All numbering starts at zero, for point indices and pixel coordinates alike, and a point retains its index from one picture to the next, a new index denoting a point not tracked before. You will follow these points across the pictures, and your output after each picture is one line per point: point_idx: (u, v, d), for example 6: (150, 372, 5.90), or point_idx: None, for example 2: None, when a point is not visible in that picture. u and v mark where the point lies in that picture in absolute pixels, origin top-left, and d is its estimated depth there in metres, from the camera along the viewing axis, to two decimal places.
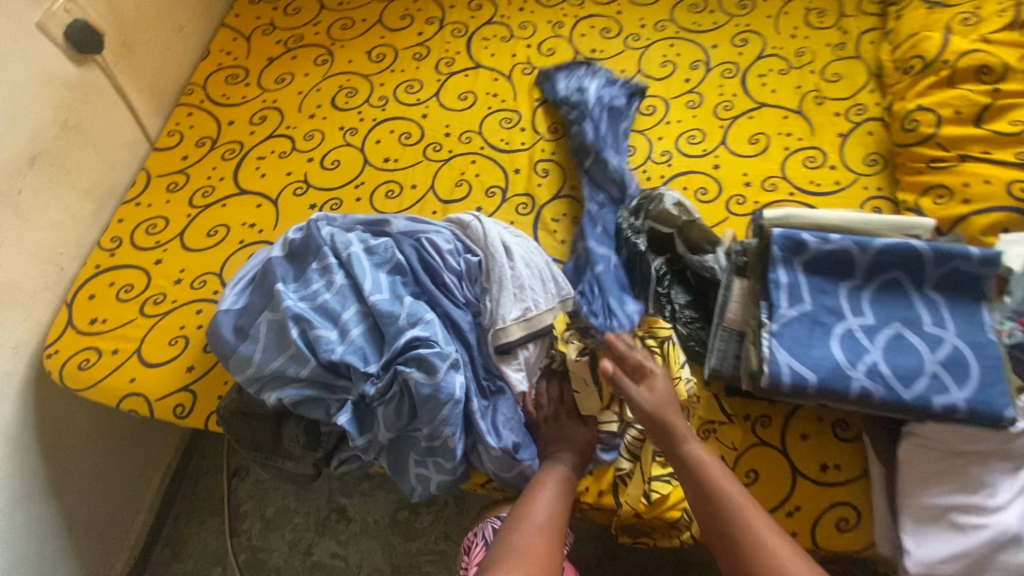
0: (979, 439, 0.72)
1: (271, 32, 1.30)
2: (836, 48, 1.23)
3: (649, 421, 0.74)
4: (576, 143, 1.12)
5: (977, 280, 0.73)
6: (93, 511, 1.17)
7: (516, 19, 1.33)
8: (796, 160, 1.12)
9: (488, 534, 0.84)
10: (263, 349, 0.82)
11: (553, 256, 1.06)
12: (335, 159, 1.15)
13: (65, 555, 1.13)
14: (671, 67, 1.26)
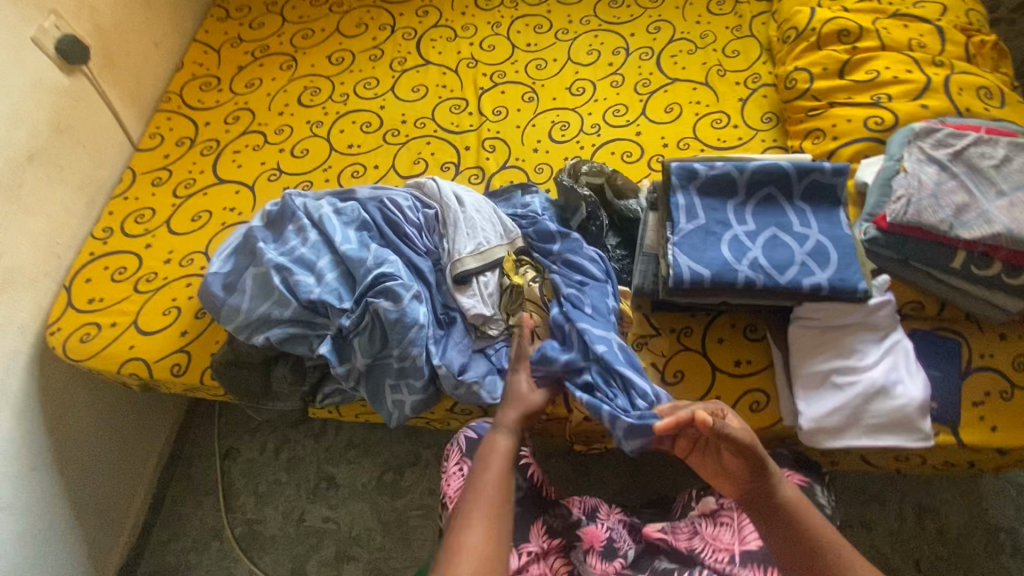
0: (848, 313, 0.87)
1: (239, 44, 1.45)
2: (734, 29, 1.42)
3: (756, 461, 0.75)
4: (534, 234, 1.05)
5: (833, 188, 0.91)
6: (88, 483, 1.28)
7: (459, 21, 1.50)
8: (705, 123, 1.30)
9: (462, 443, 0.92)
10: (250, 298, 0.95)
11: None
12: (304, 148, 1.29)
13: (64, 521, 1.25)
14: (596, 55, 1.45)
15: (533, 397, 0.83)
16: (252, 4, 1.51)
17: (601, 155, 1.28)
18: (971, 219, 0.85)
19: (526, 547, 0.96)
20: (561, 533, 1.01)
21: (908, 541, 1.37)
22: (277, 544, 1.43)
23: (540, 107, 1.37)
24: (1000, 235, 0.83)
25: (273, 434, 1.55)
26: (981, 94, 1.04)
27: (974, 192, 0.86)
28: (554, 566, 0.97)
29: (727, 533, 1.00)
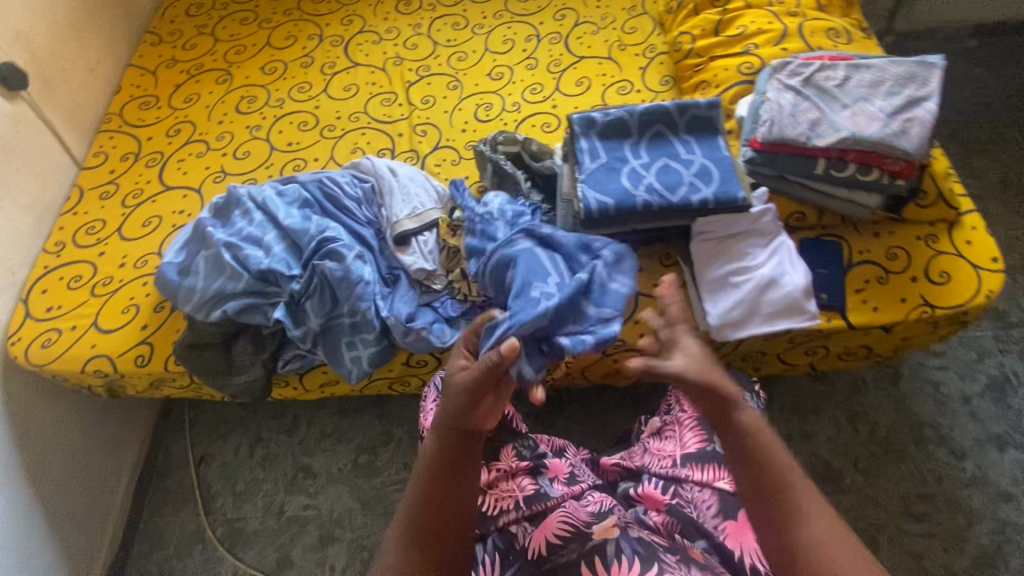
0: (737, 222, 1.01)
1: (173, 64, 1.54)
2: (630, 9, 1.58)
3: (699, 386, 0.74)
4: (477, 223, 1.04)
5: (711, 120, 1.06)
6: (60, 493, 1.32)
7: (383, 26, 1.62)
8: (612, 91, 1.44)
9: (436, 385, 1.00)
10: (204, 278, 1.03)
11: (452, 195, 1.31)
12: (246, 150, 1.38)
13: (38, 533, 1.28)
14: (510, 44, 1.58)
15: (461, 387, 0.70)
16: (184, 29, 1.61)
17: (523, 128, 1.40)
18: (824, 129, 1.00)
19: (496, 466, 1.01)
20: (530, 459, 1.02)
21: (844, 445, 1.51)
22: (260, 537, 1.47)
23: (464, 93, 1.49)
24: (846, 140, 0.98)
25: (246, 435, 1.58)
26: (830, 34, 1.22)
27: (823, 108, 1.01)
28: (523, 484, 0.97)
29: (670, 446, 1.06)
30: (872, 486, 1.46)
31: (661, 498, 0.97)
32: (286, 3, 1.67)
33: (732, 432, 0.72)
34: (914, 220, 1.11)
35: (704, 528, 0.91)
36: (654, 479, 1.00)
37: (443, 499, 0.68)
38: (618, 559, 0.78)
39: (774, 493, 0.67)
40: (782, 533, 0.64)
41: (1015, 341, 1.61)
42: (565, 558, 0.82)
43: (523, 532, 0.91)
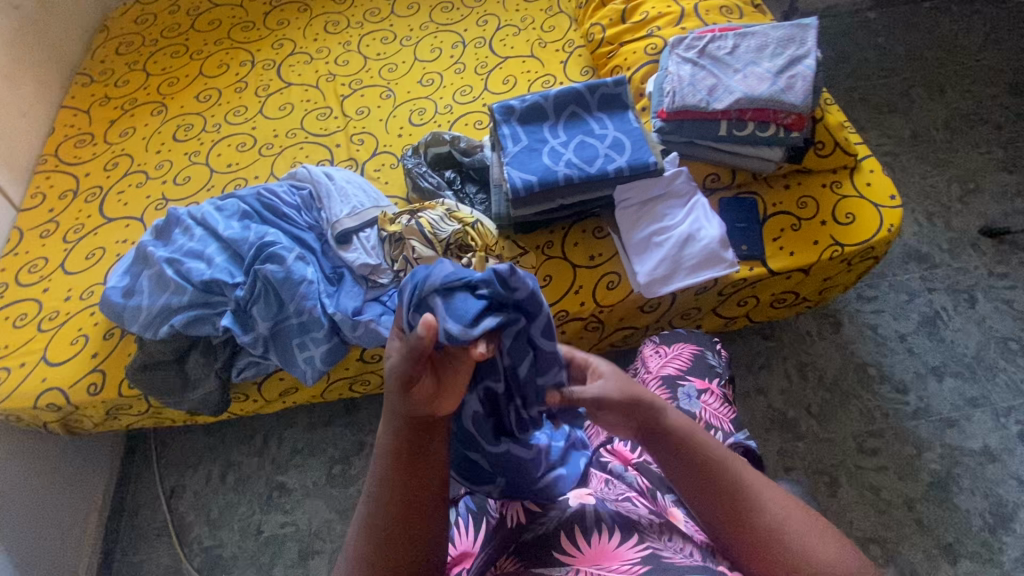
0: (652, 188, 1.09)
1: (107, 102, 1.58)
2: (548, 10, 1.66)
3: (626, 409, 0.65)
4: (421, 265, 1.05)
5: (619, 96, 1.14)
6: (24, 538, 1.30)
7: (313, 46, 1.68)
8: (537, 86, 1.50)
9: None
10: (149, 296, 1.05)
11: (394, 197, 1.35)
12: (186, 176, 1.40)
13: None
14: (438, 52, 1.64)
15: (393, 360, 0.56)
16: (114, 67, 1.66)
17: (457, 128, 1.46)
18: (720, 94, 1.09)
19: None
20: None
21: (799, 393, 1.58)
22: (238, 561, 1.45)
23: (397, 101, 1.54)
24: (741, 100, 1.07)
25: (216, 461, 1.56)
26: (724, 12, 1.34)
27: (718, 75, 1.11)
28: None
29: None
30: (827, 429, 1.53)
31: (632, 456, 0.83)
32: (217, 34, 1.72)
33: (676, 448, 0.64)
34: (818, 169, 1.20)
35: (674, 484, 0.80)
36: (624, 438, 0.87)
37: (409, 510, 0.58)
38: (598, 530, 0.68)
39: (736, 499, 0.62)
40: (752, 535, 0.61)
41: (942, 279, 1.71)
42: (542, 530, 0.70)
43: (496, 500, 0.79)
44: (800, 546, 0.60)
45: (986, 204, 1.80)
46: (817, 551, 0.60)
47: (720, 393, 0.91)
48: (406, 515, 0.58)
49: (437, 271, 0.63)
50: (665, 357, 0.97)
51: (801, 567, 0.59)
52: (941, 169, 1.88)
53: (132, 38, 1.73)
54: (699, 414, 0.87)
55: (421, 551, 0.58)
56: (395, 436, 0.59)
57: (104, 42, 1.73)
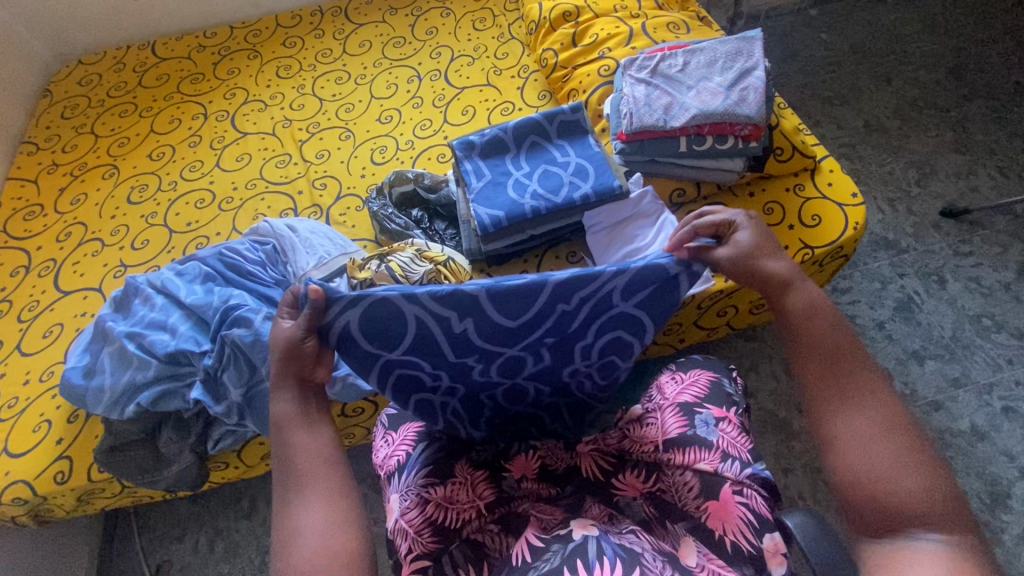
0: (620, 209, 1.09)
1: (54, 169, 1.53)
2: (499, 37, 1.66)
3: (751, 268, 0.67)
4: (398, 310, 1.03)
5: (578, 122, 1.14)
6: None
7: (267, 92, 1.65)
8: (497, 113, 1.49)
9: (382, 422, 0.95)
10: (111, 375, 1.00)
11: (364, 240, 1.33)
12: (144, 240, 1.35)
13: None
14: (394, 88, 1.62)
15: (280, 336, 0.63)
16: (60, 132, 1.61)
17: (420, 164, 1.44)
18: (677, 112, 1.09)
19: (451, 479, 0.81)
20: (486, 464, 0.84)
21: None
22: None
23: (358, 141, 1.52)
24: (697, 116, 1.08)
25: (202, 530, 1.48)
26: (671, 28, 1.36)
27: (672, 93, 1.12)
28: (483, 490, 0.80)
29: (652, 429, 0.85)
30: None
31: (643, 486, 0.80)
32: (166, 88, 1.68)
33: (795, 318, 0.64)
34: (779, 174, 1.21)
35: (687, 512, 0.77)
36: (638, 465, 0.82)
37: (310, 465, 0.62)
38: (600, 560, 0.64)
39: (838, 388, 0.60)
40: (828, 426, 0.59)
41: (911, 263, 1.74)
42: (547, 566, 0.66)
43: (493, 538, 0.76)
44: (881, 468, 0.55)
45: (944, 186, 1.85)
46: (896, 483, 0.54)
47: (738, 421, 0.87)
48: (307, 472, 0.62)
49: (357, 299, 0.59)
50: (681, 384, 0.92)
51: (860, 476, 0.55)
52: (896, 155, 1.93)
53: (77, 100, 1.68)
54: (715, 444, 0.82)
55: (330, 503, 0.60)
56: (289, 404, 0.65)
57: (48, 106, 1.68)
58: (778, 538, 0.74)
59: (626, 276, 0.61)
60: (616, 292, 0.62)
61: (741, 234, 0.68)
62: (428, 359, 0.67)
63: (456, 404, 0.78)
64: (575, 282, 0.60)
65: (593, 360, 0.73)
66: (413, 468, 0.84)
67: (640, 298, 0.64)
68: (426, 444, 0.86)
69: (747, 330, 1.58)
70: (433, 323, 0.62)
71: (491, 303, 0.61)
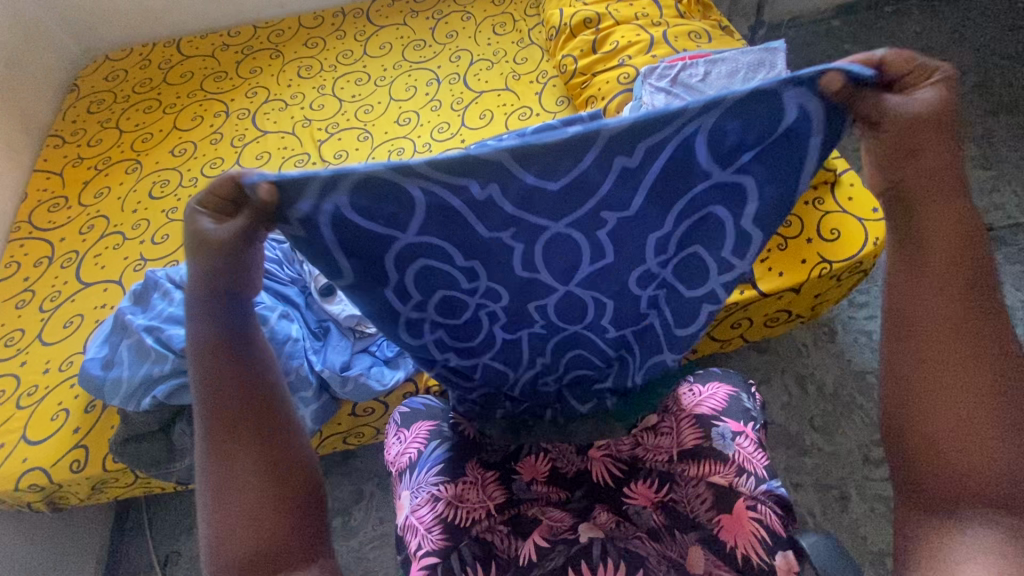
0: None
1: (79, 162, 1.56)
2: (518, 42, 1.66)
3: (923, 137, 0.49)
4: None
5: None
6: None
7: (288, 92, 1.67)
8: (514, 118, 1.49)
9: (395, 420, 0.93)
10: (128, 367, 1.02)
11: None
12: (164, 234, 1.38)
13: None
14: (413, 90, 1.63)
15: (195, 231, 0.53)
16: (86, 127, 1.64)
17: None
18: None
19: (462, 478, 0.81)
20: (498, 464, 0.83)
21: None
22: None
23: (375, 142, 1.53)
24: None
25: None
26: (692, 37, 1.35)
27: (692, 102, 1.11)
28: (493, 491, 0.80)
29: (666, 438, 0.84)
30: (833, 442, 1.43)
31: (655, 495, 0.80)
32: (189, 86, 1.71)
33: (923, 244, 0.53)
34: None
35: (699, 523, 0.77)
36: (650, 475, 0.82)
37: (243, 406, 0.58)
38: (603, 563, 0.70)
39: (958, 339, 0.52)
40: (932, 382, 0.52)
41: None
42: (552, 564, 0.72)
43: (501, 539, 0.76)
44: (979, 435, 0.51)
45: None
46: (994, 458, 0.50)
47: (756, 437, 0.85)
48: (240, 414, 0.58)
49: (344, 175, 0.46)
50: (698, 394, 0.90)
51: (952, 444, 0.51)
52: None
53: (104, 95, 1.72)
54: (731, 458, 0.81)
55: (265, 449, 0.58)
56: (213, 329, 0.58)
57: (75, 101, 1.72)
58: (791, 556, 0.73)
59: (715, 115, 0.47)
60: (701, 143, 0.49)
61: (928, 92, 0.49)
62: (456, 243, 0.55)
63: (502, 310, 0.64)
64: (641, 130, 0.46)
65: (671, 253, 0.60)
66: (425, 466, 0.84)
67: (734, 154, 0.51)
68: (438, 442, 0.86)
69: (760, 342, 1.56)
70: (450, 197, 0.50)
71: (523, 168, 0.48)
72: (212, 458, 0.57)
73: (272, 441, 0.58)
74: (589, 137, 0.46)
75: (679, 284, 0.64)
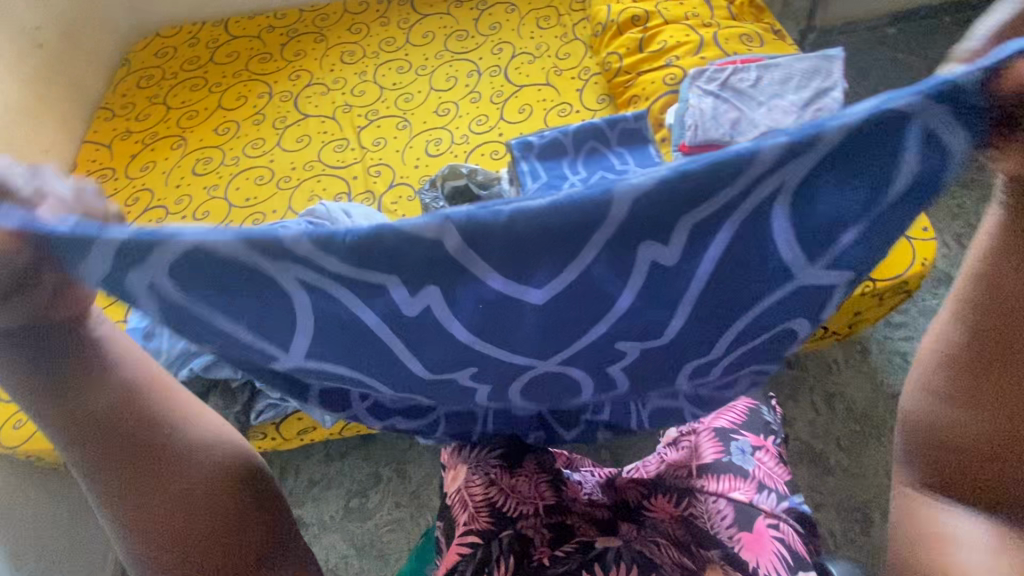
0: None
1: (128, 136, 1.61)
2: (562, 37, 1.64)
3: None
4: None
5: (639, 130, 1.13)
6: None
7: (330, 77, 1.68)
8: (552, 114, 1.48)
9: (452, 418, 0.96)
10: (168, 340, 1.05)
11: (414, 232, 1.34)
12: (205, 211, 1.41)
13: None
14: (453, 81, 1.63)
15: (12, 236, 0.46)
16: (135, 101, 1.69)
17: (473, 159, 1.44)
18: (746, 127, 1.04)
19: (519, 470, 0.84)
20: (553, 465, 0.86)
21: None
22: None
23: (413, 132, 1.53)
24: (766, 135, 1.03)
25: None
26: (744, 40, 1.32)
27: (742, 108, 1.08)
28: (545, 490, 0.82)
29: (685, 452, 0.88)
30: (859, 464, 1.39)
31: (675, 509, 0.81)
32: (234, 66, 1.74)
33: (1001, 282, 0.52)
34: None
35: (720, 540, 0.76)
36: (669, 491, 0.83)
37: (100, 438, 0.60)
38: (616, 566, 0.69)
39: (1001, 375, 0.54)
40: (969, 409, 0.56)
41: None
42: (564, 568, 0.71)
43: (544, 541, 0.76)
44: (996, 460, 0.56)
45: None
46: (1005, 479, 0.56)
47: (774, 452, 0.90)
48: (102, 448, 0.60)
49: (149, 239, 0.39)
50: (718, 410, 0.95)
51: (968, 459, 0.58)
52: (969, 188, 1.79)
53: (152, 71, 1.76)
54: (752, 472, 0.84)
55: (158, 493, 0.61)
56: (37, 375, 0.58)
57: (125, 75, 1.76)
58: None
59: (802, 170, 0.38)
60: (775, 203, 0.41)
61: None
62: (370, 339, 0.51)
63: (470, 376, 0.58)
64: (668, 191, 0.37)
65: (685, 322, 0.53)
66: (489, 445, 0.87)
67: (840, 232, 0.46)
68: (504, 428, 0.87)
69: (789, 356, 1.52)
70: (331, 287, 0.43)
71: (467, 253, 0.40)
72: (97, 498, 0.61)
73: (164, 486, 0.61)
74: (558, 213, 0.37)
75: (704, 339, 0.56)
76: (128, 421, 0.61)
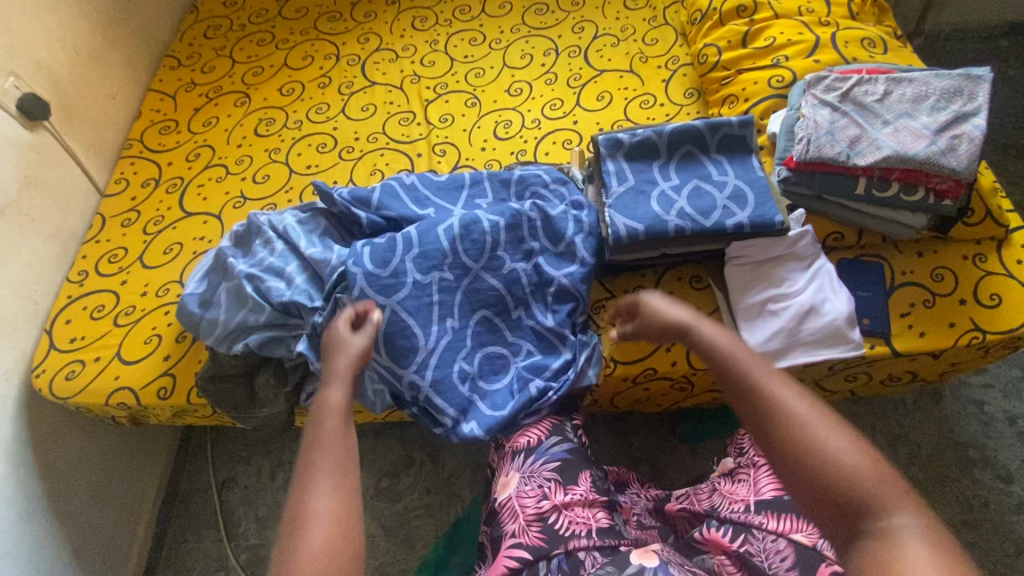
0: (772, 247, 1.01)
1: (192, 88, 1.56)
2: (650, 21, 1.52)
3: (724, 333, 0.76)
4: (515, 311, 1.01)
5: (742, 137, 1.06)
6: None
7: (400, 43, 1.60)
8: (634, 105, 1.37)
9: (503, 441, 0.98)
10: (226, 309, 1.02)
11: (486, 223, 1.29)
12: (265, 174, 1.37)
13: None
14: (529, 58, 1.52)
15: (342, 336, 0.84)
16: (201, 51, 1.64)
17: (544, 146, 1.35)
18: (864, 147, 0.97)
19: (573, 487, 0.84)
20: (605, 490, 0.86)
21: None
22: None
23: (483, 110, 1.44)
24: (889, 157, 0.95)
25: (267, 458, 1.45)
26: (864, 44, 1.19)
27: (863, 124, 0.99)
28: (598, 513, 0.81)
29: (744, 486, 0.84)
30: None
31: (730, 545, 0.77)
32: (303, 23, 1.67)
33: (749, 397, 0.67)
34: (961, 238, 1.05)
35: None
36: (723, 524, 0.79)
37: (331, 425, 0.71)
38: None
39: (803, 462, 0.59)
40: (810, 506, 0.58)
41: None
42: None
43: (592, 561, 0.75)
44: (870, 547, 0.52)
45: None
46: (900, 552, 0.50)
47: None
48: (329, 435, 0.70)
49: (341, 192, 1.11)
50: None
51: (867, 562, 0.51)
52: None
53: (219, 21, 1.70)
54: None
55: (339, 489, 0.64)
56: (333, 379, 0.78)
57: (193, 23, 1.71)
58: None
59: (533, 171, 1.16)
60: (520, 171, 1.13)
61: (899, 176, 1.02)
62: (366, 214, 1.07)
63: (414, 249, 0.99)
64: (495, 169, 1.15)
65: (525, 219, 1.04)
66: (543, 457, 0.88)
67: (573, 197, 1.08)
68: (559, 439, 0.90)
69: None
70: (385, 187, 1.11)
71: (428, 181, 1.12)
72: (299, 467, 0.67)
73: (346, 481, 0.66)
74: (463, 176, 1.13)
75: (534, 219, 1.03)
76: (341, 423, 0.72)
